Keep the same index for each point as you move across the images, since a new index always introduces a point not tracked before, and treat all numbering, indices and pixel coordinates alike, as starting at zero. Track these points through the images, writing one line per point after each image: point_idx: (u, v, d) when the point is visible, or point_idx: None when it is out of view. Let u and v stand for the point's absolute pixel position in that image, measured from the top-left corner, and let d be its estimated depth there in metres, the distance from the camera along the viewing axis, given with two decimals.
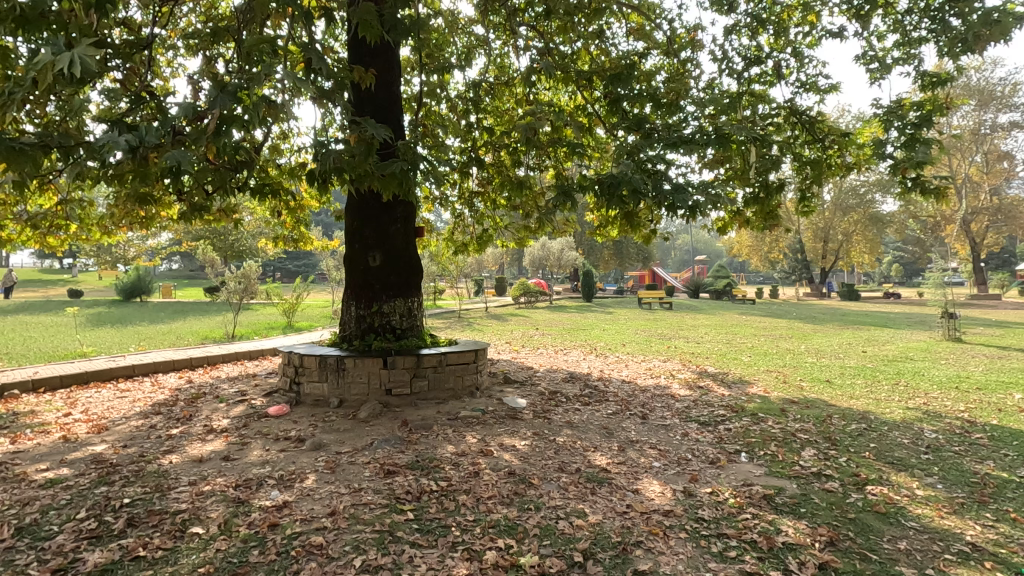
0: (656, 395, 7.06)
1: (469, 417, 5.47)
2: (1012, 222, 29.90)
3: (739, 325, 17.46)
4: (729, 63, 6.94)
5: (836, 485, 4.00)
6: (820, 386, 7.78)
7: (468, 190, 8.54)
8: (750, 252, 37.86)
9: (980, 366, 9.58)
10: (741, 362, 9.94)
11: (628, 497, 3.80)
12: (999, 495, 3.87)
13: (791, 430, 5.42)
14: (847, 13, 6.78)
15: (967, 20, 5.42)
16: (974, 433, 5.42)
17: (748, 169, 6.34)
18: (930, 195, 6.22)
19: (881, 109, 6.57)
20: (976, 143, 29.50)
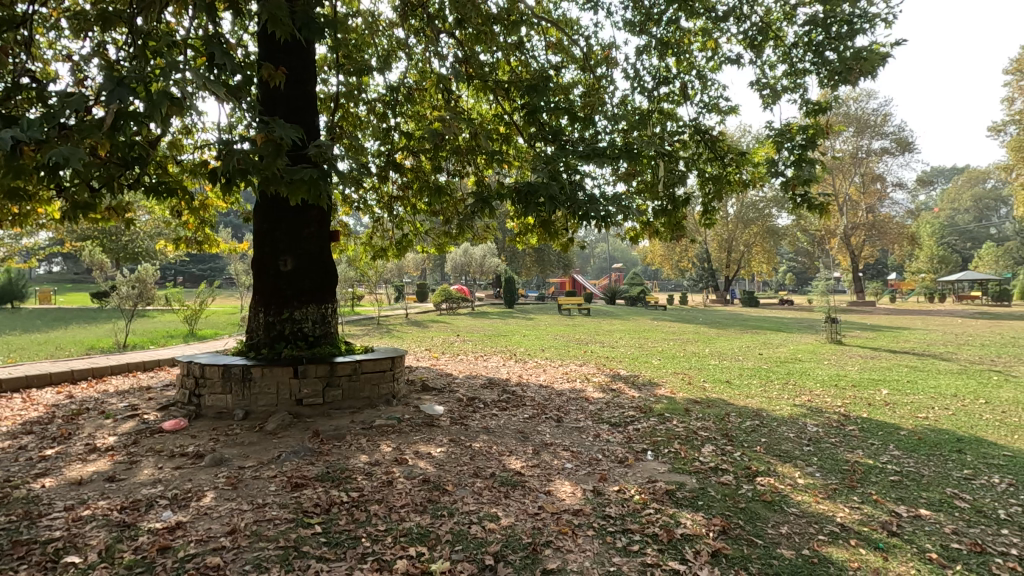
0: (571, 399, 7.28)
1: (384, 426, 5.36)
2: (884, 236, 33.67)
3: (651, 329, 18.39)
4: (641, 82, 7.35)
5: (730, 478, 4.31)
6: (721, 386, 8.35)
7: (388, 195, 8.39)
8: (662, 261, 39.94)
9: (856, 365, 10.70)
10: (652, 365, 10.47)
11: (540, 498, 3.89)
12: (865, 480, 4.35)
13: (693, 428, 5.78)
14: (744, 43, 7.38)
15: (841, 58, 6.12)
16: (848, 426, 6.06)
17: (658, 182, 6.72)
18: (816, 211, 6.92)
19: (773, 131, 7.20)
20: (855, 166, 33.11)
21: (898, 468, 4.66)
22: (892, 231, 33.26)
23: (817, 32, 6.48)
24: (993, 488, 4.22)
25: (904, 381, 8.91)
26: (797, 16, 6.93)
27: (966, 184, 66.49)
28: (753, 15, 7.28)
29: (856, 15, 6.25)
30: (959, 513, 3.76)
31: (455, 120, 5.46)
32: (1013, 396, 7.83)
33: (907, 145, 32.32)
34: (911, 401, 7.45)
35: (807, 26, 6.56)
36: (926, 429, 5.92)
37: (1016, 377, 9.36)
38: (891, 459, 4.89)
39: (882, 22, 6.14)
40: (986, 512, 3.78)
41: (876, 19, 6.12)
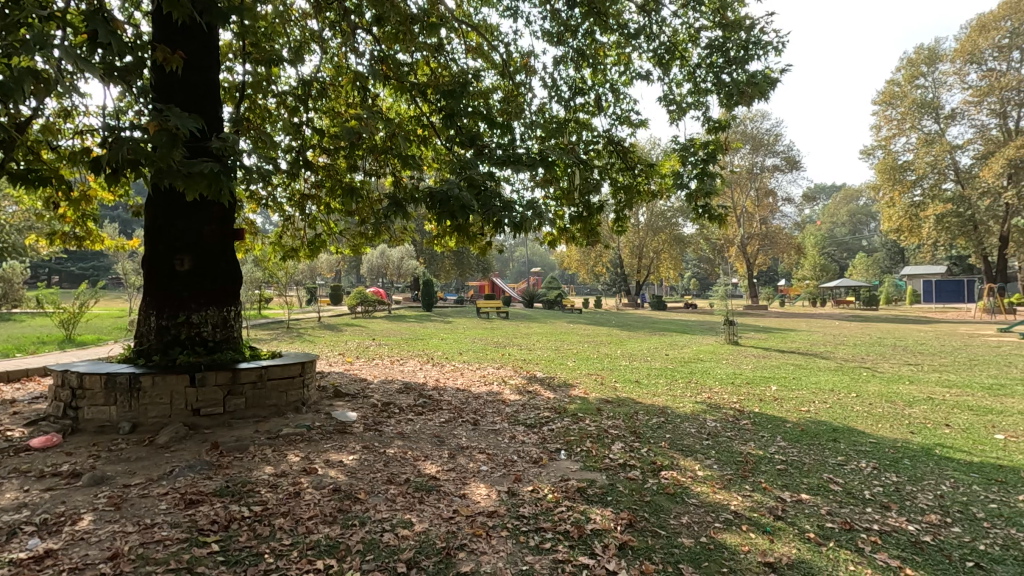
0: (488, 402, 7.31)
1: (292, 435, 5.11)
2: (775, 246, 36.82)
3: (566, 332, 18.92)
4: (558, 92, 7.55)
5: (637, 474, 4.53)
6: (630, 386, 8.74)
7: (300, 193, 8.03)
8: (578, 266, 41.17)
9: (750, 364, 11.62)
10: (566, 367, 10.77)
11: (455, 502, 3.88)
12: (756, 470, 4.73)
13: (604, 427, 6.01)
14: (653, 60, 7.81)
15: (738, 81, 6.64)
16: (742, 420, 6.57)
17: (573, 190, 6.95)
18: (716, 221, 7.44)
19: (679, 145, 7.66)
20: (750, 180, 35.99)
21: (784, 457, 5.11)
22: (782, 241, 36.44)
23: (718, 55, 6.98)
24: (861, 472, 4.75)
25: (790, 378, 9.79)
26: (701, 38, 7.42)
27: (843, 201, 74.33)
28: (661, 35, 7.73)
29: (751, 42, 6.82)
30: (833, 495, 4.19)
31: (370, 118, 5.31)
32: (878, 389, 8.85)
33: (794, 163, 35.61)
34: (796, 395, 8.20)
35: (709, 48, 7.05)
36: (807, 421, 6.54)
37: (881, 373, 10.57)
38: (778, 450, 5.35)
39: (773, 51, 6.74)
40: (854, 493, 4.24)
41: (768, 47, 6.71)
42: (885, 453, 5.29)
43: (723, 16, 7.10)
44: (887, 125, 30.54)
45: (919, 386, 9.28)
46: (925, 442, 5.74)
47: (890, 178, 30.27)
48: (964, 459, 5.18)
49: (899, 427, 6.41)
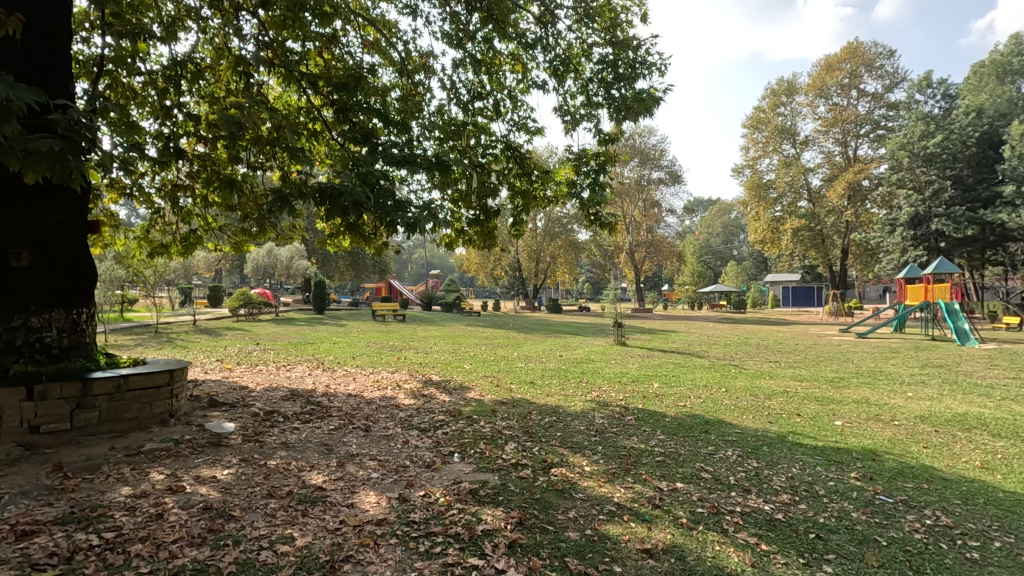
0: (381, 407, 7.10)
1: (156, 451, 4.61)
2: (660, 253, 39.55)
3: (465, 335, 18.93)
4: (456, 94, 7.54)
5: (528, 472, 4.63)
6: (526, 387, 8.92)
7: (172, 184, 7.28)
8: (477, 269, 41.40)
9: (635, 363, 12.36)
10: (463, 370, 10.76)
11: (341, 512, 3.71)
12: (638, 462, 5.03)
13: (498, 428, 6.08)
14: (549, 71, 8.07)
15: (626, 96, 7.07)
16: (627, 416, 6.96)
17: (471, 194, 6.97)
18: (606, 228, 7.85)
19: (572, 154, 7.97)
20: (638, 192, 38.35)
21: (662, 450, 5.48)
22: (665, 249, 39.23)
23: (608, 71, 7.36)
24: (728, 460, 5.24)
25: (671, 376, 10.56)
26: (593, 54, 7.78)
27: (717, 214, 81.53)
28: (557, 47, 8.00)
29: (637, 61, 7.28)
30: (704, 482, 4.57)
31: (253, 107, 4.92)
32: (743, 384, 9.82)
33: (677, 177, 38.51)
34: (675, 392, 8.85)
35: (601, 64, 7.43)
36: (683, 415, 7.09)
37: (746, 369, 11.72)
38: (657, 443, 5.74)
39: (658, 71, 7.24)
40: (722, 480, 4.65)
41: (653, 67, 7.20)
42: (748, 442, 5.86)
43: (613, 35, 7.50)
44: (754, 147, 34.07)
45: (777, 380, 10.42)
46: (780, 430, 6.45)
47: (756, 195, 33.75)
48: (810, 444, 5.90)
49: (760, 417, 7.15)
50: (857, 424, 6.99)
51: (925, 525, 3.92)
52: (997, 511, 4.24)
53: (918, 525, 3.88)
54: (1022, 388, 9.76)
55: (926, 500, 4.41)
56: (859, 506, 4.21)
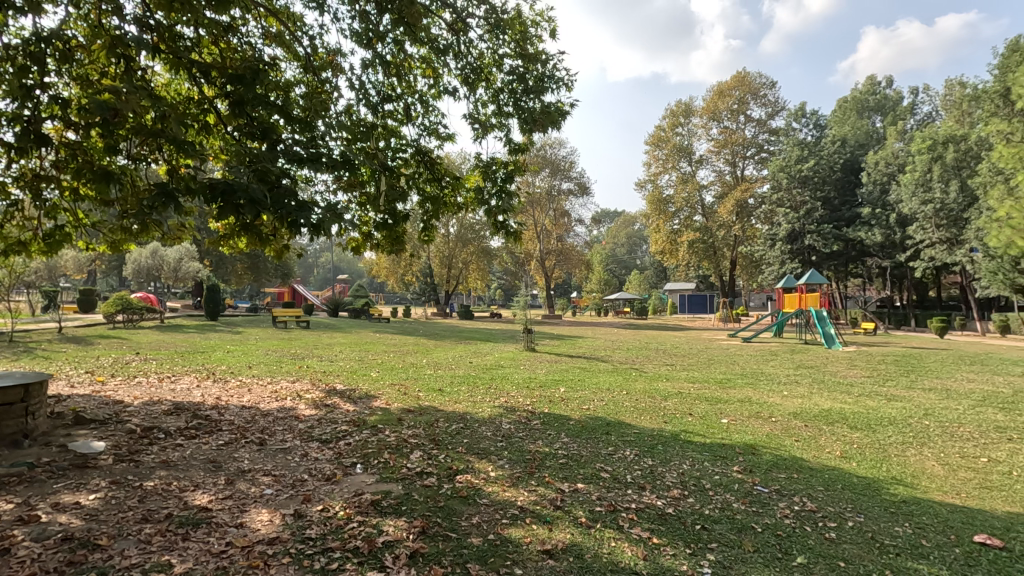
0: (278, 419, 6.71)
1: (7, 476, 4.06)
2: (568, 261, 40.77)
3: (372, 341, 18.33)
4: (365, 95, 7.32)
5: (433, 480, 4.58)
6: (433, 394, 8.81)
7: (34, 173, 6.42)
8: (387, 274, 40.44)
9: (543, 369, 12.62)
10: (370, 378, 10.42)
11: (228, 533, 3.46)
12: (541, 465, 5.16)
13: (403, 436, 5.96)
14: (460, 78, 8.08)
15: (535, 108, 7.29)
16: (533, 420, 7.10)
17: (379, 197, 6.78)
18: (514, 236, 7.98)
19: (482, 160, 8.03)
20: (549, 201, 39.34)
21: (565, 452, 5.65)
22: (574, 257, 40.51)
23: (517, 83, 7.50)
24: (626, 459, 5.50)
25: (576, 380, 10.89)
26: (504, 65, 7.90)
27: (622, 224, 85.71)
28: (468, 55, 8.06)
29: (546, 75, 7.52)
30: (603, 482, 4.77)
31: (133, 93, 4.45)
32: (642, 387, 10.34)
33: (584, 189, 39.98)
34: (580, 395, 9.14)
35: (511, 75, 7.56)
36: (587, 418, 7.36)
37: (645, 373, 12.40)
38: (561, 445, 5.90)
39: (566, 86, 7.52)
40: (619, 478, 4.89)
41: (561, 82, 7.45)
42: (645, 441, 6.20)
43: (523, 48, 7.69)
44: (655, 163, 36.21)
45: (673, 382, 11.09)
46: (674, 429, 6.88)
47: (657, 209, 35.67)
48: (699, 441, 6.35)
49: (656, 418, 7.59)
50: (741, 421, 7.62)
51: (793, 511, 4.35)
52: (851, 495, 4.81)
53: (788, 511, 4.30)
54: (874, 385, 11.14)
55: (795, 487, 4.91)
56: (739, 497, 4.59)
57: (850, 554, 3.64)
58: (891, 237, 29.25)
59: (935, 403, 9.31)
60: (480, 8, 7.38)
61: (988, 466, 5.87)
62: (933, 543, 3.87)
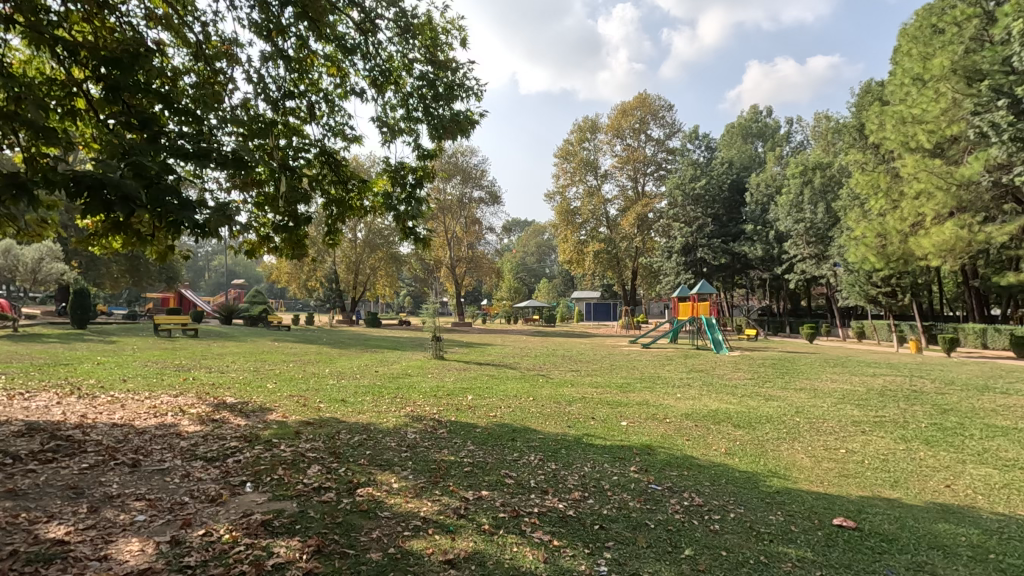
0: (155, 437, 6.09)
1: None
2: (478, 269, 40.83)
3: (269, 351, 17.24)
4: (265, 90, 6.90)
5: (331, 495, 4.37)
6: (335, 406, 8.42)
7: None
8: (289, 279, 38.30)
9: (452, 377, 12.51)
10: (265, 390, 9.77)
11: (89, 569, 3.09)
12: (447, 475, 5.09)
13: (300, 450, 5.65)
14: (368, 80, 7.89)
15: (444, 116, 7.27)
16: (440, 429, 7.01)
17: (278, 198, 6.38)
18: (423, 243, 7.84)
19: (390, 165, 7.84)
20: (460, 209, 39.26)
21: (471, 460, 5.63)
22: (484, 265, 40.67)
23: (427, 88, 7.45)
24: (530, 464, 5.60)
25: (484, 387, 10.91)
26: (413, 70, 7.80)
27: (532, 234, 87.57)
28: (377, 57, 7.89)
29: (456, 83, 7.55)
30: (507, 488, 4.81)
31: None
32: (548, 393, 10.57)
33: (495, 197, 40.38)
34: (487, 403, 9.16)
35: (420, 80, 7.49)
36: (493, 425, 7.40)
37: (551, 379, 12.71)
38: (467, 453, 5.88)
39: (475, 95, 7.59)
40: (523, 483, 4.95)
41: (471, 91, 7.51)
42: (549, 446, 6.34)
43: (433, 54, 7.65)
44: (564, 175, 37.47)
45: (578, 388, 11.43)
46: (577, 433, 7.10)
47: (565, 220, 36.52)
48: (600, 444, 6.61)
49: (560, 422, 7.79)
50: (638, 423, 8.03)
51: (683, 506, 4.64)
52: (734, 488, 5.22)
53: (678, 507, 4.57)
54: (755, 387, 12.20)
55: (685, 484, 5.24)
56: (635, 496, 4.82)
57: (730, 544, 3.94)
58: (770, 252, 32.36)
59: (804, 401, 10.37)
60: (390, 10, 7.26)
61: (846, 456, 6.62)
62: (800, 528, 4.29)
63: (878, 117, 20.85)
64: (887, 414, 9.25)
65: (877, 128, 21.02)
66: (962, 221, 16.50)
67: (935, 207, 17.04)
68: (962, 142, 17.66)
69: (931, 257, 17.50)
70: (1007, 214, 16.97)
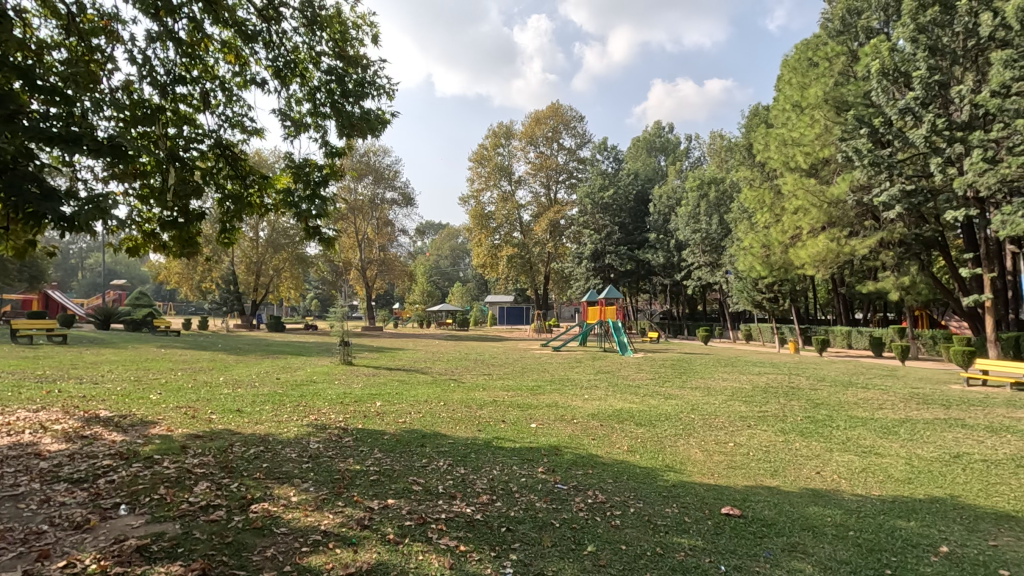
0: (8, 458, 5.33)
1: None
2: (390, 271, 39.59)
3: (155, 358, 15.71)
4: (151, 72, 6.28)
5: (221, 514, 4.05)
6: (230, 417, 7.83)
7: None
8: (179, 280, 35.23)
9: (360, 383, 12.08)
10: (147, 401, 8.87)
11: None
12: (351, 485, 4.90)
13: (187, 467, 5.19)
14: (271, 70, 7.45)
15: (353, 114, 7.03)
16: (345, 438, 6.74)
17: (165, 192, 5.81)
18: (330, 244, 7.48)
19: (293, 161, 7.43)
20: (371, 209, 38.14)
21: (377, 468, 5.47)
22: (397, 267, 39.55)
23: (335, 84, 7.16)
24: (439, 469, 5.53)
25: (394, 393, 10.65)
26: (321, 63, 7.48)
27: (445, 237, 86.99)
28: (281, 47, 7.48)
29: (366, 81, 7.34)
30: (414, 495, 4.72)
31: None
32: (460, 397, 10.50)
33: (409, 199, 39.62)
34: (396, 409, 8.94)
35: (328, 75, 7.18)
36: (402, 431, 7.24)
37: (463, 383, 12.66)
38: (373, 462, 5.69)
39: (387, 94, 7.41)
40: (431, 490, 4.88)
41: (382, 89, 7.32)
42: (458, 450, 6.30)
43: (342, 49, 7.38)
44: (478, 180, 37.63)
45: (489, 391, 11.46)
46: (487, 437, 7.13)
47: (479, 223, 36.49)
48: (509, 446, 6.68)
49: (471, 426, 7.77)
50: (547, 424, 8.20)
51: (586, 504, 4.80)
52: (635, 484, 5.47)
53: (582, 505, 4.72)
54: (656, 386, 12.92)
55: (589, 482, 5.42)
56: (542, 496, 4.92)
57: (630, 537, 4.12)
58: (670, 259, 34.45)
59: (699, 399, 11.12)
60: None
61: (734, 449, 7.17)
62: (693, 519, 4.57)
63: (763, 138, 22.89)
64: (768, 409, 10.16)
65: (763, 148, 23.08)
66: (832, 235, 18.53)
67: (811, 221, 19.03)
68: (832, 164, 19.88)
69: (807, 267, 19.47)
70: (867, 229, 19.30)
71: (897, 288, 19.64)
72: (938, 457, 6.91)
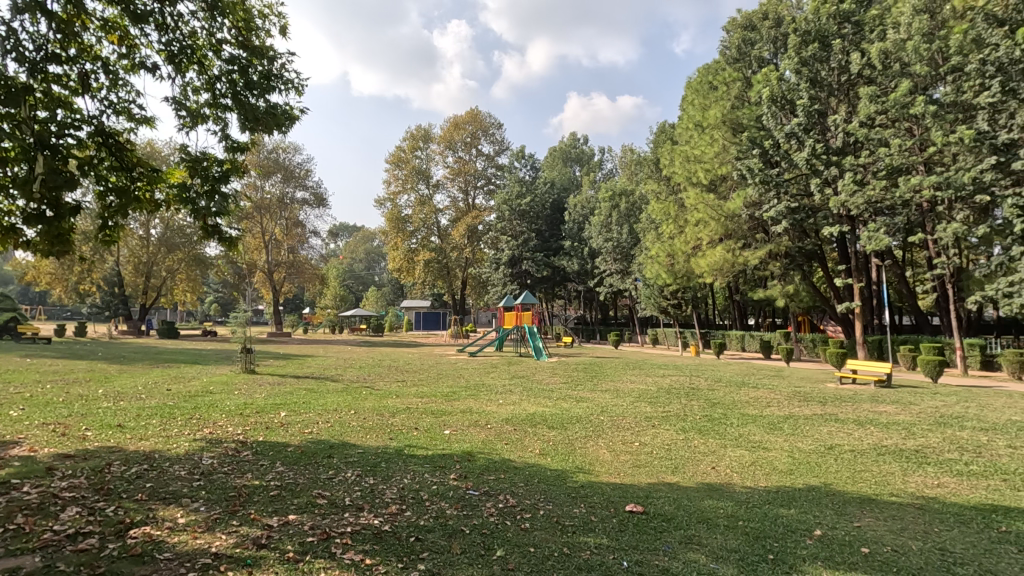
0: None
1: None
2: (299, 275, 37.65)
3: (17, 370, 13.83)
4: (17, 45, 5.53)
5: (92, 542, 3.65)
6: (109, 433, 7.07)
7: None
8: (51, 281, 31.41)
9: (263, 392, 11.35)
10: (5, 418, 7.81)
11: None
12: (247, 502, 4.59)
13: (52, 491, 4.61)
14: (163, 55, 6.87)
15: (257, 108, 6.64)
16: (243, 452, 6.30)
17: (32, 181, 5.17)
18: (230, 244, 7.00)
19: (188, 155, 6.89)
20: (280, 209, 36.20)
21: (278, 483, 5.16)
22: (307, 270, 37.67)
23: (237, 74, 6.73)
24: (346, 481, 5.32)
25: (301, 402, 10.13)
26: (222, 52, 7.00)
27: (360, 240, 84.43)
28: (176, 31, 6.93)
29: (273, 74, 6.95)
30: (317, 509, 4.49)
31: None
32: (371, 405, 10.18)
33: (321, 200, 37.97)
34: (302, 419, 8.51)
35: (230, 65, 6.73)
36: (308, 442, 6.90)
37: (376, 390, 12.26)
38: (274, 476, 5.38)
39: (295, 89, 7.07)
40: (337, 502, 4.68)
41: (290, 84, 6.98)
42: (367, 460, 6.10)
43: (246, 38, 6.96)
44: (395, 182, 36.88)
45: (402, 398, 11.20)
46: (398, 445, 6.96)
47: (396, 227, 35.75)
48: (421, 454, 6.57)
49: (382, 435, 7.55)
50: (460, 431, 8.14)
51: (497, 508, 4.81)
52: (545, 486, 5.58)
53: (493, 510, 4.73)
54: (569, 390, 13.24)
55: (501, 486, 5.46)
56: (452, 503, 4.87)
57: (538, 539, 4.19)
58: (584, 267, 35.61)
59: (609, 401, 11.53)
60: None
61: (638, 448, 7.52)
62: (598, 518, 4.73)
63: (669, 154, 24.31)
64: (671, 409, 10.73)
65: (669, 164, 24.49)
66: (728, 246, 20.01)
67: (710, 233, 20.44)
68: (729, 181, 21.50)
69: (707, 275, 20.87)
70: (758, 242, 21.05)
71: (783, 295, 21.54)
72: (815, 449, 7.64)
